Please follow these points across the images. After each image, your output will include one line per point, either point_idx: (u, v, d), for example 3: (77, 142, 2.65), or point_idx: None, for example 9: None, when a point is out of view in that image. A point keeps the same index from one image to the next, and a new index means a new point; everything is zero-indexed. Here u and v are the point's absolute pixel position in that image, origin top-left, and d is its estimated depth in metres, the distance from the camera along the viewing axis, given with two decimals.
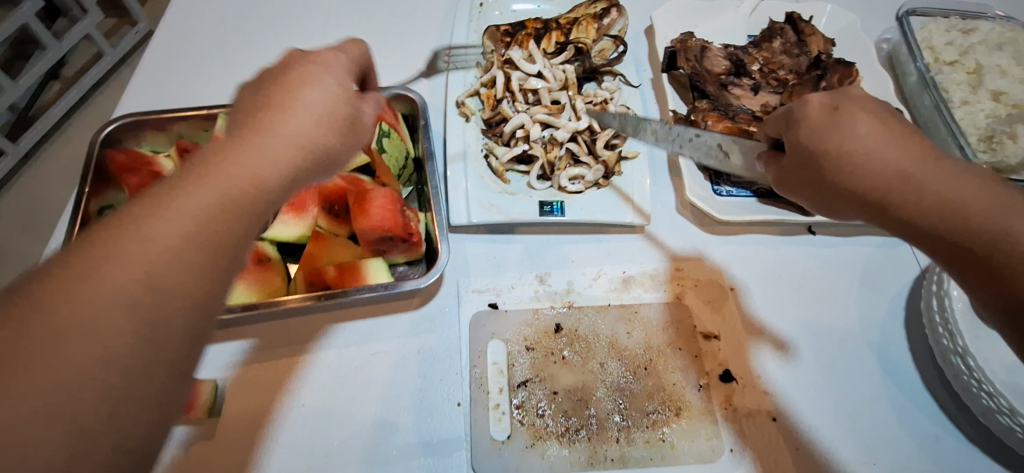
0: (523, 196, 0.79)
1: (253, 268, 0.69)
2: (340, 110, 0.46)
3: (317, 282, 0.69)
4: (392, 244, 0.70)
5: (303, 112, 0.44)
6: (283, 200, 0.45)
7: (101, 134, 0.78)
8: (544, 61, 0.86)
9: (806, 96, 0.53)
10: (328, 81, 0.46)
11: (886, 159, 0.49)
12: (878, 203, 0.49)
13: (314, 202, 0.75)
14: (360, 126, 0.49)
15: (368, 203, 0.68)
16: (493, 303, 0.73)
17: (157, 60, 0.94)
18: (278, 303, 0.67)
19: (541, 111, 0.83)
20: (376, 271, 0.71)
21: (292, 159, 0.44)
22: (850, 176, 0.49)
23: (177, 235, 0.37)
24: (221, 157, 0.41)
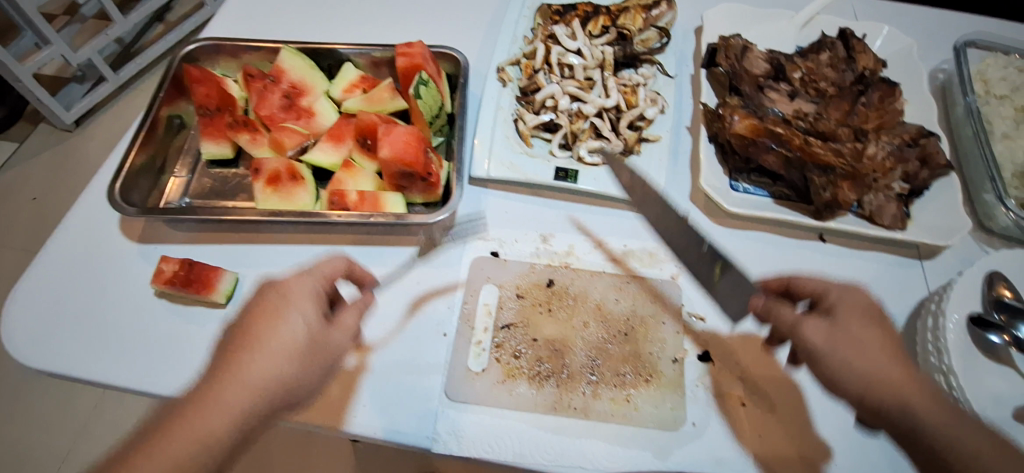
0: (542, 160, 0.83)
1: (286, 181, 0.78)
2: (309, 340, 0.57)
3: (338, 201, 0.76)
4: (412, 181, 0.76)
5: (276, 340, 0.55)
6: (284, 386, 0.56)
7: (182, 51, 0.88)
8: (585, 41, 0.91)
9: (849, 316, 0.61)
10: (290, 322, 0.57)
11: (895, 378, 0.58)
12: (896, 400, 0.57)
13: (352, 137, 0.83)
14: (321, 342, 0.58)
15: (393, 138, 0.75)
16: (494, 252, 0.77)
17: None
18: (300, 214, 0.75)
19: (572, 85, 0.87)
20: (393, 203, 0.77)
21: (279, 369, 0.55)
22: (861, 376, 0.58)
23: (198, 437, 0.52)
24: (220, 389, 0.53)
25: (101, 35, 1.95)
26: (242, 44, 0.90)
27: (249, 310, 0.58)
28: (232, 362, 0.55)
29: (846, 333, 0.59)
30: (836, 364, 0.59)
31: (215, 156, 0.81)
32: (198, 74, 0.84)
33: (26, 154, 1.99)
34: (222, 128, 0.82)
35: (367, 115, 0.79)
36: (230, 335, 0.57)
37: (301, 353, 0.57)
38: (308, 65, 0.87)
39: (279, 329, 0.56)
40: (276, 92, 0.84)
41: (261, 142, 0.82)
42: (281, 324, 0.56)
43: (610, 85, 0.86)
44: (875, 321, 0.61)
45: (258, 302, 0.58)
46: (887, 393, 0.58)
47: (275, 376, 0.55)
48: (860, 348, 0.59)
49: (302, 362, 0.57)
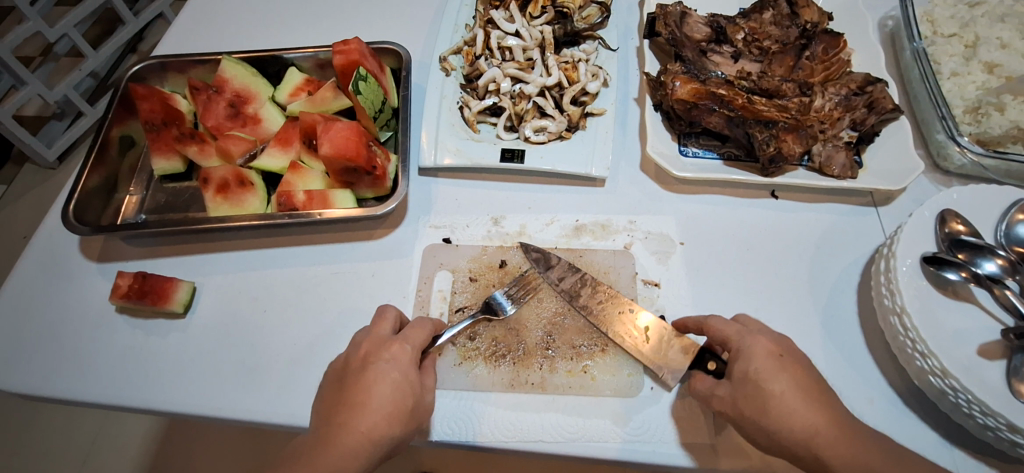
0: (489, 143, 0.84)
1: (234, 188, 0.78)
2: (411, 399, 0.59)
3: (287, 203, 0.76)
4: (358, 175, 0.77)
5: (378, 399, 0.57)
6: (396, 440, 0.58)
7: (128, 72, 0.89)
8: (523, 23, 0.91)
9: (747, 369, 0.58)
10: (394, 378, 0.58)
11: (810, 401, 0.56)
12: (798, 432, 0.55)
13: (299, 138, 0.83)
14: (420, 405, 0.60)
15: (334, 133, 0.75)
16: (446, 238, 0.78)
17: (191, 18, 1.06)
18: (247, 218, 0.75)
19: (513, 67, 0.87)
20: (341, 199, 0.77)
21: (387, 427, 0.56)
22: (773, 421, 0.56)
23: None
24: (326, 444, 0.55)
25: (75, 71, 1.98)
26: (186, 59, 0.91)
27: (358, 369, 0.60)
28: (336, 422, 0.57)
29: (748, 391, 0.57)
30: (736, 411, 0.58)
31: (167, 170, 0.82)
32: (143, 92, 0.84)
33: (16, 194, 2.02)
34: (170, 143, 0.82)
35: (309, 114, 0.79)
36: (333, 392, 0.60)
37: (403, 409, 0.58)
38: (251, 72, 0.88)
39: (380, 380, 0.58)
40: (222, 102, 0.85)
41: (210, 153, 0.83)
42: (384, 381, 0.58)
43: (550, 63, 0.87)
44: (786, 363, 0.58)
45: (366, 360, 0.60)
46: (787, 420, 0.55)
47: (384, 437, 0.56)
48: (763, 381, 0.57)
49: (404, 421, 0.58)
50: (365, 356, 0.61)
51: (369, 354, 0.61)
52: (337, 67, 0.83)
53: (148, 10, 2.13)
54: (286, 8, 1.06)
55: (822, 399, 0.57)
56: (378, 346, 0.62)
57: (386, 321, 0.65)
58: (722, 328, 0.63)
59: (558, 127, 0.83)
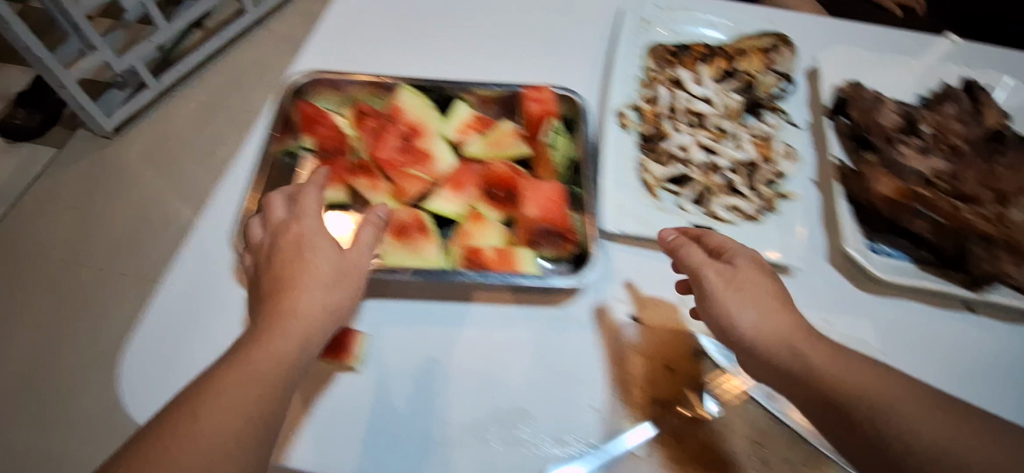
0: (674, 215, 0.78)
1: (414, 232, 0.72)
2: (338, 271, 0.61)
3: (475, 258, 0.71)
4: (549, 237, 0.73)
5: (315, 270, 0.60)
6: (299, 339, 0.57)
7: (289, 84, 0.83)
8: (711, 89, 0.90)
9: (791, 321, 0.62)
10: (319, 266, 0.60)
11: (807, 339, 0.60)
12: (837, 381, 0.56)
13: (474, 183, 0.78)
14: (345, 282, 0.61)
15: (538, 193, 0.73)
16: (634, 317, 0.74)
17: (337, 29, 1.00)
18: (432, 273, 0.70)
19: (704, 136, 0.85)
20: (525, 259, 0.72)
21: (317, 316, 0.59)
22: (836, 385, 0.56)
23: (231, 393, 0.53)
24: (256, 343, 0.56)
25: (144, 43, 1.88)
26: (345, 76, 0.84)
27: (292, 251, 0.61)
28: (270, 310, 0.58)
29: (795, 348, 0.59)
30: (789, 371, 0.59)
31: (331, 200, 0.76)
32: (313, 111, 0.80)
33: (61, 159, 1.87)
34: (340, 173, 0.76)
35: (499, 165, 0.77)
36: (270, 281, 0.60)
37: (336, 304, 0.60)
38: (424, 104, 0.81)
39: (317, 259, 0.61)
40: (393, 133, 0.79)
41: (379, 189, 0.76)
42: (308, 283, 0.59)
43: (742, 138, 0.86)
44: (787, 310, 0.63)
45: (291, 261, 0.60)
46: (860, 383, 0.56)
47: (316, 317, 0.58)
48: (807, 348, 0.59)
49: (335, 287, 0.60)
50: (297, 241, 0.62)
51: (304, 263, 0.60)
52: (529, 115, 0.79)
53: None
54: (432, 31, 1.01)
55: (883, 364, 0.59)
56: (315, 231, 0.63)
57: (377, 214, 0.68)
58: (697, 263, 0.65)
59: (748, 200, 0.80)
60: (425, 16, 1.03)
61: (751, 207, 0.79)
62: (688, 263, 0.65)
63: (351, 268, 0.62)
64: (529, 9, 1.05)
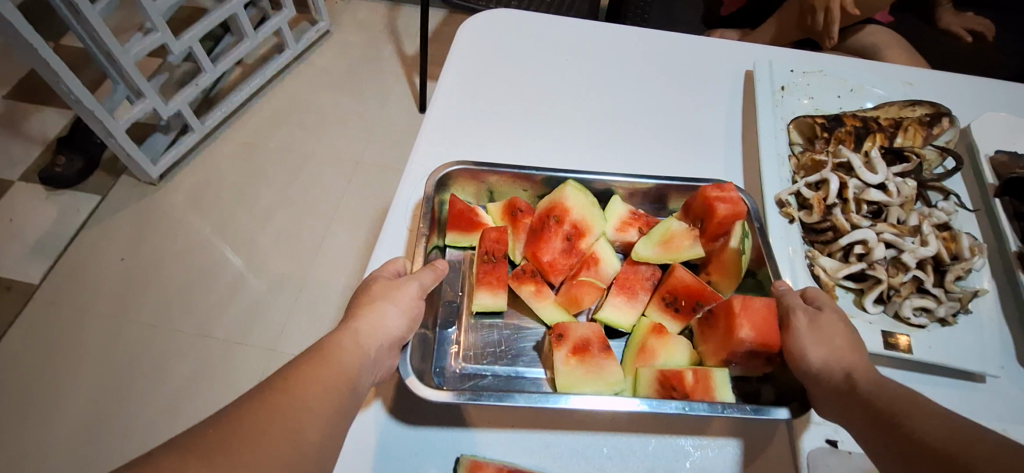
0: (861, 320, 0.72)
1: (596, 352, 0.66)
2: (385, 288, 0.64)
3: (671, 385, 0.63)
4: (750, 358, 0.65)
5: (386, 299, 0.63)
6: (349, 359, 0.58)
7: (434, 177, 0.74)
8: (886, 172, 0.81)
9: (806, 345, 0.62)
10: (399, 297, 0.63)
11: (834, 365, 0.60)
12: (859, 396, 0.57)
13: (646, 289, 0.72)
14: (370, 296, 0.63)
15: (754, 313, 0.64)
16: (832, 441, 0.66)
17: (455, 99, 0.91)
18: (620, 405, 0.61)
19: (887, 231, 0.77)
20: (727, 389, 0.63)
21: (366, 341, 0.60)
22: (875, 391, 0.56)
23: (307, 402, 0.54)
24: (332, 349, 0.58)
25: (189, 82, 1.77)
26: (494, 167, 0.75)
27: (411, 291, 0.64)
28: (344, 329, 0.60)
29: (815, 369, 0.61)
30: (846, 391, 0.58)
31: (492, 309, 0.69)
32: (465, 210, 0.75)
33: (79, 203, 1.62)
34: (506, 279, 0.71)
35: (683, 274, 0.70)
36: (391, 314, 0.62)
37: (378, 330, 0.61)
38: (590, 201, 0.73)
39: (383, 288, 0.64)
40: (558, 235, 0.72)
41: (548, 298, 0.70)
42: (389, 303, 0.63)
43: (927, 231, 0.77)
44: (813, 326, 0.63)
45: (396, 291, 0.64)
46: (876, 392, 0.56)
47: (366, 343, 0.59)
48: (852, 370, 0.59)
49: (391, 304, 0.62)
50: (390, 287, 0.64)
51: (366, 290, 0.64)
52: (718, 217, 0.70)
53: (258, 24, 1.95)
54: (547, 103, 0.93)
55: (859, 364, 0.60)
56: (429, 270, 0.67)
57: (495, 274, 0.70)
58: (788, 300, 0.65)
59: (938, 298, 0.73)
60: (543, 81, 0.95)
61: (945, 309, 0.71)
62: (786, 306, 0.65)
63: (390, 286, 0.64)
64: (651, 72, 0.98)
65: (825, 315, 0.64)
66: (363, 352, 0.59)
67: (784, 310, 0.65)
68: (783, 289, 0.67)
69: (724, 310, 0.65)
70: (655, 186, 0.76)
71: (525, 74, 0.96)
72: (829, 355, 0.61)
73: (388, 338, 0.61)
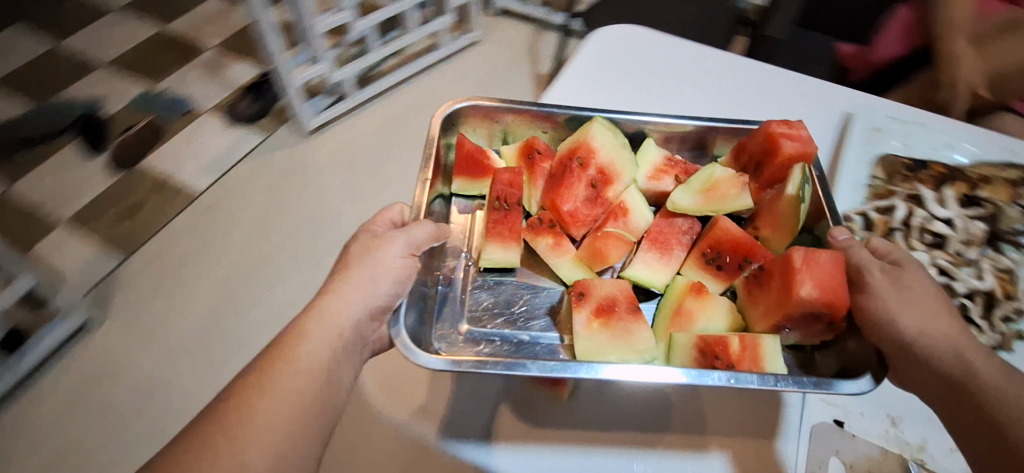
0: None
1: (621, 313, 0.55)
2: (367, 251, 0.51)
3: (710, 356, 0.51)
4: (810, 323, 0.53)
5: (367, 271, 0.50)
6: (325, 346, 0.47)
7: (440, 114, 0.65)
8: (959, 210, 0.68)
9: (897, 310, 0.50)
10: (382, 265, 0.50)
11: (936, 345, 0.49)
12: (964, 388, 0.47)
13: (682, 243, 0.61)
14: (350, 264, 0.51)
15: (819, 269, 0.50)
16: (839, 421, 0.55)
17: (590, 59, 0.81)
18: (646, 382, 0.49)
19: (943, 258, 0.65)
20: (778, 358, 0.52)
21: (343, 323, 0.48)
22: (993, 393, 0.47)
23: (276, 400, 0.45)
24: (305, 334, 0.47)
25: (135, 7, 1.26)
26: (508, 104, 0.66)
27: (396, 257, 0.51)
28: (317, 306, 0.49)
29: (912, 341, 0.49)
30: (950, 383, 0.48)
31: (505, 265, 0.58)
32: (475, 151, 0.65)
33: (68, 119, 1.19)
34: (520, 229, 0.59)
35: (728, 225, 0.58)
36: (369, 286, 0.49)
37: (359, 310, 0.49)
38: (620, 142, 0.63)
39: (365, 252, 0.51)
40: (579, 179, 0.62)
41: (569, 251, 0.59)
42: (367, 270, 0.50)
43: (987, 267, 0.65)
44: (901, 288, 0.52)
45: (376, 257, 0.51)
46: (994, 392, 0.47)
47: (340, 323, 0.48)
48: (964, 356, 0.48)
49: (371, 275, 0.49)
50: (371, 249, 0.51)
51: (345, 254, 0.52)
52: (783, 157, 0.59)
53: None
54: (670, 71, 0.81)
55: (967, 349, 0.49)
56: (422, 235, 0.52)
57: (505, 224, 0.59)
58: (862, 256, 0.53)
59: (982, 329, 0.62)
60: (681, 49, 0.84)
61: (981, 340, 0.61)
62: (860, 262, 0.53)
63: (371, 249, 0.51)
64: None
65: (910, 277, 0.52)
66: (340, 337, 0.48)
67: (858, 274, 0.53)
68: (850, 243, 0.55)
69: (780, 265, 0.52)
70: (694, 127, 0.67)
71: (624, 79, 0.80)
72: (927, 331, 0.49)
73: (366, 307, 0.49)
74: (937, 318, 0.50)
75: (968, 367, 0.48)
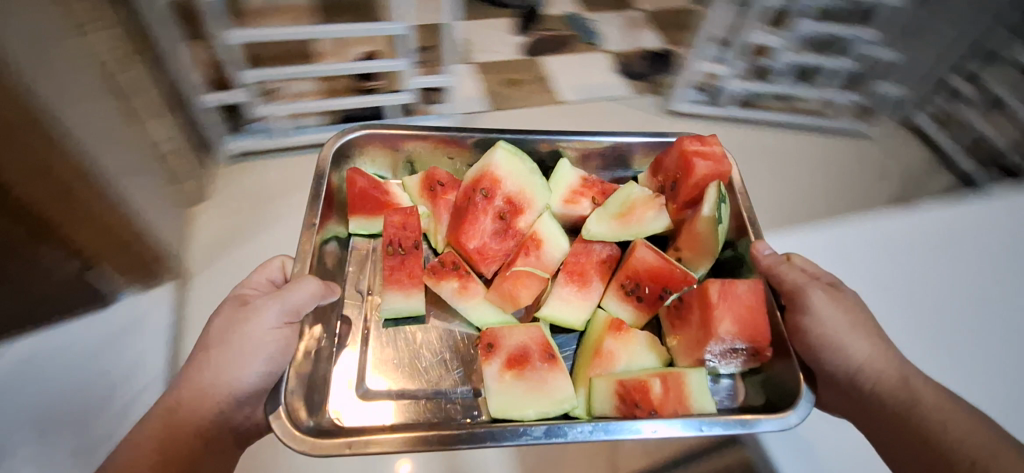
0: None
1: (537, 361, 0.50)
2: (235, 317, 0.44)
3: (631, 402, 0.47)
4: (735, 355, 0.50)
5: (233, 340, 0.43)
6: (185, 432, 0.41)
7: (331, 146, 0.59)
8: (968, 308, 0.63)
9: (838, 331, 0.49)
10: (251, 332, 0.43)
11: (878, 367, 0.49)
12: (903, 410, 0.48)
13: (601, 273, 0.56)
14: (215, 333, 0.44)
15: (737, 303, 0.47)
16: None
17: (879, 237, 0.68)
18: (559, 438, 0.45)
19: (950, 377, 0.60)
20: (704, 394, 0.49)
21: (207, 401, 0.42)
22: (934, 416, 0.46)
23: None
24: (161, 422, 0.41)
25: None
26: (407, 129, 0.60)
27: (267, 320, 0.43)
28: (176, 385, 0.43)
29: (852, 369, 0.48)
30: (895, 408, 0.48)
31: (407, 314, 0.52)
32: (371, 186, 0.58)
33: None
34: (421, 273, 0.54)
35: (647, 252, 0.54)
36: (239, 356, 0.42)
37: (224, 385, 0.42)
38: (529, 168, 0.58)
39: (233, 318, 0.44)
40: (486, 212, 0.56)
41: (477, 294, 0.54)
42: (236, 339, 0.43)
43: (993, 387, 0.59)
44: (843, 307, 0.50)
45: (244, 321, 0.44)
46: (934, 415, 0.46)
47: (203, 404, 0.42)
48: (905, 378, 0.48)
49: (239, 345, 0.43)
50: (239, 314, 0.44)
51: (211, 323, 0.45)
52: (696, 176, 0.56)
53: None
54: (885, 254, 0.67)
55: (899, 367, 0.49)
56: (301, 289, 0.45)
57: (406, 270, 0.53)
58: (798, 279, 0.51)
59: None
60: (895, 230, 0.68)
61: None
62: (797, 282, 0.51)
63: (240, 314, 0.44)
64: None
65: (845, 296, 0.51)
66: (205, 420, 0.42)
67: (799, 295, 0.50)
68: (777, 262, 0.52)
69: (698, 297, 0.49)
70: (610, 144, 0.63)
71: (901, 273, 0.66)
72: (864, 352, 0.49)
73: (229, 393, 0.42)
74: (872, 337, 0.50)
75: (906, 386, 0.48)
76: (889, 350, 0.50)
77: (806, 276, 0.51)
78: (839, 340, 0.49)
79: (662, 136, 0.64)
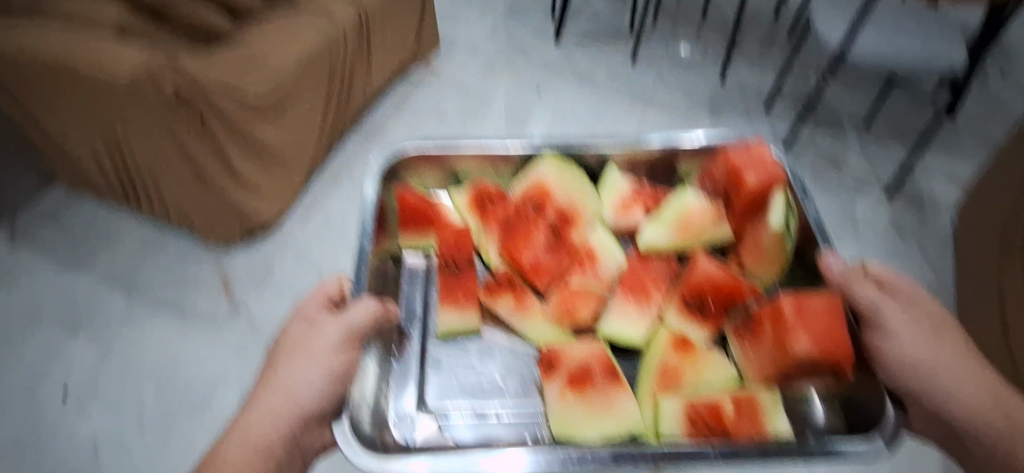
0: None
1: (601, 382, 0.48)
2: (299, 341, 0.44)
3: (701, 424, 0.45)
4: (811, 373, 0.47)
5: (299, 362, 0.43)
6: (258, 455, 0.40)
7: (381, 166, 0.59)
8: None
9: (914, 345, 0.44)
10: (315, 354, 0.43)
11: (960, 383, 0.43)
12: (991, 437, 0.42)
13: (661, 286, 0.54)
14: (279, 357, 0.44)
15: (812, 319, 0.45)
16: None
17: None
18: (629, 458, 0.43)
19: None
20: (779, 416, 0.46)
21: (272, 425, 0.41)
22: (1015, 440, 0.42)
23: None
24: (232, 444, 0.41)
25: (860, 99, 1.08)
26: (456, 146, 0.59)
27: (327, 344, 0.43)
28: (247, 409, 0.43)
29: (926, 383, 0.44)
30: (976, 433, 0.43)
31: (461, 331, 0.52)
32: (421, 202, 0.56)
33: (132, 267, 0.82)
34: (475, 291, 0.53)
35: (709, 264, 0.52)
36: (302, 381, 0.42)
37: (290, 412, 0.42)
38: (576, 180, 0.58)
39: (297, 343, 0.44)
40: (539, 226, 0.56)
41: (533, 310, 0.52)
42: (301, 363, 0.43)
43: None
44: (914, 320, 0.45)
45: (307, 344, 0.44)
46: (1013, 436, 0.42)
47: (272, 428, 0.41)
48: (979, 398, 0.43)
49: (304, 368, 0.43)
50: (302, 337, 0.45)
51: (276, 345, 0.45)
52: (749, 189, 0.53)
53: (444, 37, 1.20)
54: None
55: (977, 382, 0.44)
56: (359, 315, 0.45)
57: (461, 289, 0.53)
58: (871, 296, 0.47)
59: None
60: None
61: None
62: (862, 297, 0.47)
63: (306, 338, 0.44)
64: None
65: (923, 313, 0.46)
66: (271, 441, 0.41)
67: (874, 313, 0.46)
68: (849, 277, 0.49)
69: (769, 313, 0.48)
70: (660, 151, 0.60)
71: None
72: (956, 373, 0.44)
73: (297, 413, 0.42)
74: (954, 356, 0.44)
75: (995, 411, 0.43)
76: (967, 370, 0.44)
77: (875, 290, 0.47)
78: (914, 357, 0.44)
79: (717, 139, 0.60)
